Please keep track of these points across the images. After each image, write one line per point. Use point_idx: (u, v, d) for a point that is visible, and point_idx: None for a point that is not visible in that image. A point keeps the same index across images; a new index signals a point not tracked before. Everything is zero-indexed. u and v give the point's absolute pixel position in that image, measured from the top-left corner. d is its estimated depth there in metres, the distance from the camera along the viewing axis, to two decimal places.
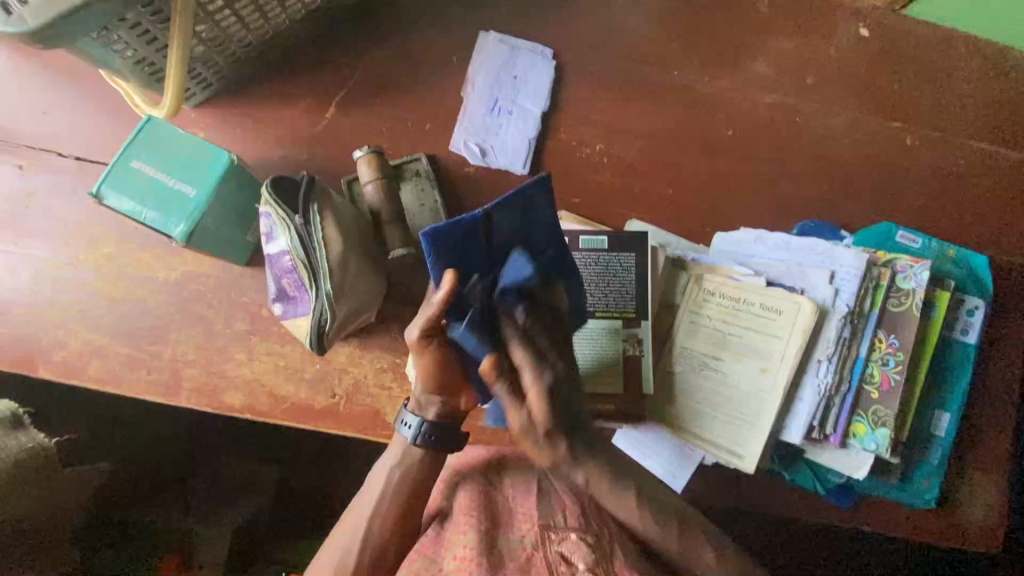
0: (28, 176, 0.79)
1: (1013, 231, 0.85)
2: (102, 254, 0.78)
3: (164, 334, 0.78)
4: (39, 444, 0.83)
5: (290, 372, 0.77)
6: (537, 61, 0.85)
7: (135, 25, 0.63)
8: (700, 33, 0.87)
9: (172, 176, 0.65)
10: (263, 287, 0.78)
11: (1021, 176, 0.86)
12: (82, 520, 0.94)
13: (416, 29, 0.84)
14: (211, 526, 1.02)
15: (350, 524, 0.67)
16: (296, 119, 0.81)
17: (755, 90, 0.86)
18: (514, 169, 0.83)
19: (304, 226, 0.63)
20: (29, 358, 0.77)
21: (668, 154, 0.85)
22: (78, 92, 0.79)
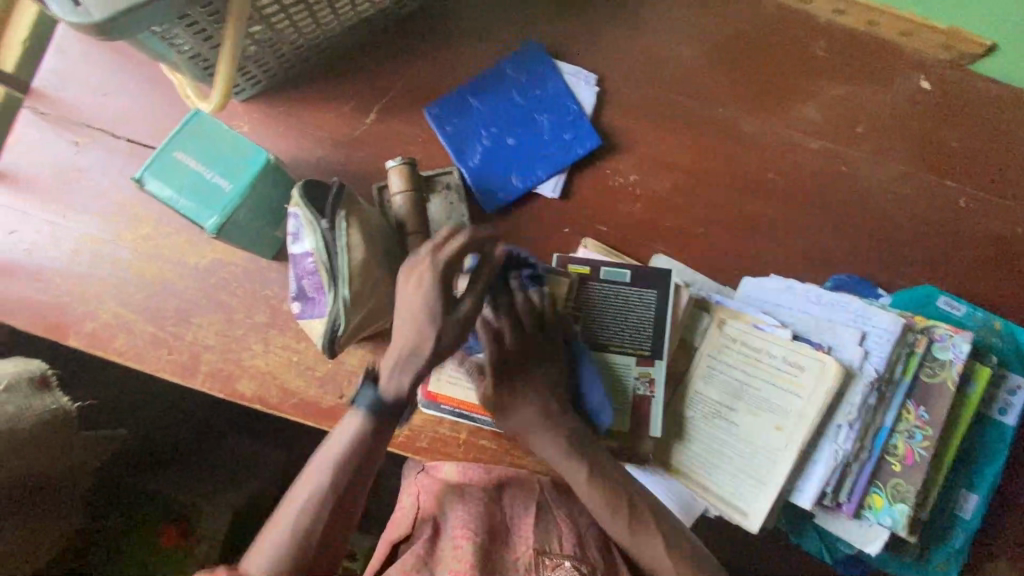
0: (81, 153, 0.83)
1: None
2: (139, 233, 0.81)
3: (187, 318, 0.80)
4: (62, 408, 0.86)
5: (302, 369, 0.79)
6: (579, 86, 0.84)
7: (194, 23, 0.65)
8: (750, 71, 0.85)
9: (210, 169, 0.67)
10: (285, 282, 0.80)
11: None
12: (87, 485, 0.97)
13: (463, 45, 0.85)
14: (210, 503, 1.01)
15: (312, 477, 0.60)
16: (337, 121, 0.83)
17: (802, 136, 0.84)
18: (544, 190, 0.82)
19: (330, 231, 0.65)
20: (60, 326, 0.80)
21: (703, 192, 0.83)
22: (137, 78, 0.83)
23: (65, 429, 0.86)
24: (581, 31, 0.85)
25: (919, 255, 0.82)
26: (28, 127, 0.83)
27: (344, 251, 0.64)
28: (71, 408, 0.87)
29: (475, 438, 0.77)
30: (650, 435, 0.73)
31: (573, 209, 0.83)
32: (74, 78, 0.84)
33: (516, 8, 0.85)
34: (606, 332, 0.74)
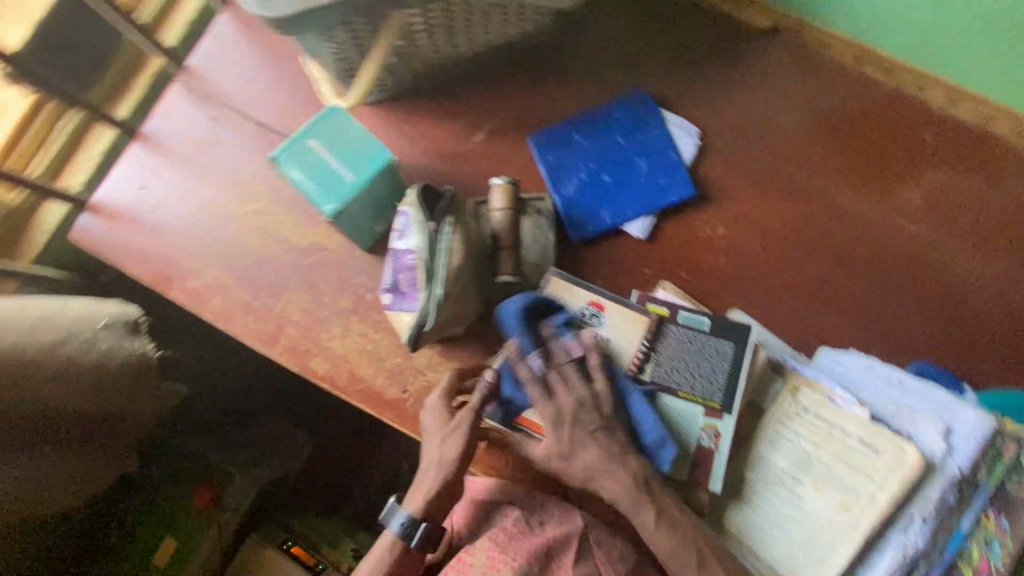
0: (215, 128, 0.91)
1: None
2: (251, 207, 0.88)
3: (279, 291, 0.86)
4: (146, 354, 0.93)
5: (373, 357, 0.84)
6: (682, 135, 0.87)
7: (354, 33, 0.71)
8: (855, 147, 0.85)
9: (338, 160, 0.72)
10: (373, 274, 0.85)
11: None
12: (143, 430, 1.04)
13: (576, 81, 0.88)
14: (244, 473, 1.06)
15: (415, 497, 0.72)
16: (447, 132, 0.87)
17: (899, 219, 0.83)
18: (632, 229, 0.84)
19: (435, 232, 0.68)
20: (167, 279, 0.88)
21: (789, 257, 0.83)
22: (278, 69, 0.91)
23: (144, 372, 0.94)
24: (692, 84, 0.88)
25: (1009, 359, 0.79)
26: (176, 98, 0.92)
27: (445, 254, 0.68)
28: (153, 355, 0.95)
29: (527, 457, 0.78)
30: (708, 489, 0.72)
31: (657, 252, 0.84)
32: (224, 61, 0.92)
33: (632, 55, 0.89)
34: (677, 375, 0.74)
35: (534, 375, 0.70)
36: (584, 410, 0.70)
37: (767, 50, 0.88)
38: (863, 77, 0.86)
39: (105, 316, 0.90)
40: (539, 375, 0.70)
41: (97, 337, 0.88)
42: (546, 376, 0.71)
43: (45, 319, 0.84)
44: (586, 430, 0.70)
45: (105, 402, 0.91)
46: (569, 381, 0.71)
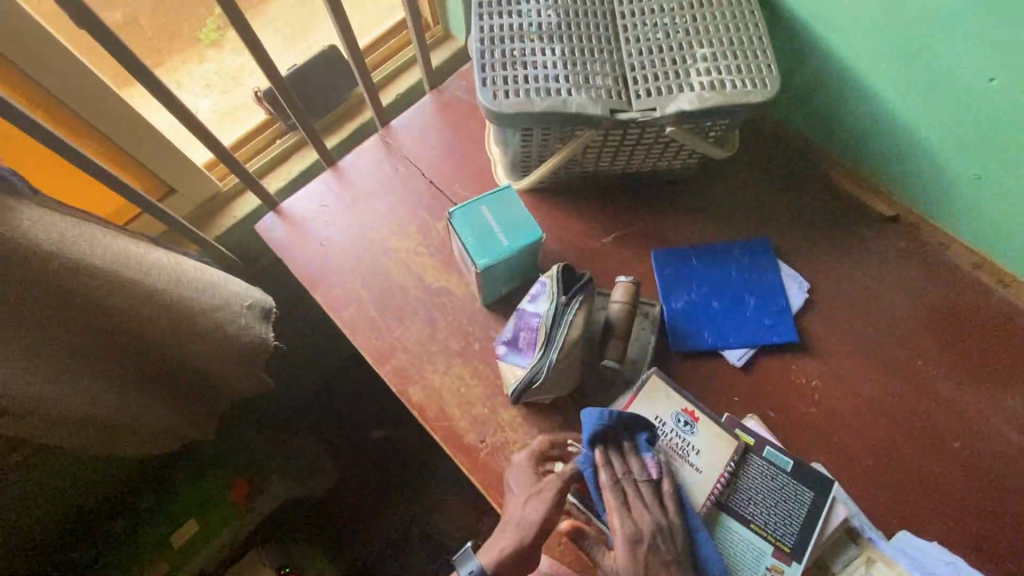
0: (394, 174, 1.09)
1: None
2: (403, 244, 1.03)
3: (403, 320, 0.97)
4: (264, 341, 1.01)
5: (464, 401, 0.91)
6: (792, 286, 0.94)
7: (547, 137, 0.86)
8: (961, 343, 0.89)
9: (500, 226, 0.85)
10: (486, 328, 0.95)
11: None
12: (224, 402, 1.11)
13: (705, 216, 1.00)
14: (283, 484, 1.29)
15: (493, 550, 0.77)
16: (583, 227, 1.00)
17: (997, 423, 0.85)
18: (729, 356, 0.90)
19: (564, 305, 0.78)
20: (316, 283, 1.02)
21: (877, 427, 0.86)
22: (458, 143, 1.10)
23: (255, 357, 1.01)
24: (811, 245, 0.97)
25: None
26: (372, 143, 1.11)
27: (567, 326, 0.77)
28: (268, 344, 1.02)
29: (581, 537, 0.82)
30: None
31: (749, 384, 0.89)
32: (417, 125, 1.12)
33: (759, 207, 1.00)
34: (753, 508, 0.77)
35: (611, 485, 0.75)
36: (655, 536, 0.73)
37: (887, 234, 0.96)
38: (979, 282, 0.92)
39: (251, 298, 1.00)
40: (615, 486, 0.75)
41: (239, 313, 0.97)
42: (622, 490, 0.75)
43: (213, 281, 0.94)
44: (661, 559, 0.72)
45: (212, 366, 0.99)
46: (637, 504, 0.74)
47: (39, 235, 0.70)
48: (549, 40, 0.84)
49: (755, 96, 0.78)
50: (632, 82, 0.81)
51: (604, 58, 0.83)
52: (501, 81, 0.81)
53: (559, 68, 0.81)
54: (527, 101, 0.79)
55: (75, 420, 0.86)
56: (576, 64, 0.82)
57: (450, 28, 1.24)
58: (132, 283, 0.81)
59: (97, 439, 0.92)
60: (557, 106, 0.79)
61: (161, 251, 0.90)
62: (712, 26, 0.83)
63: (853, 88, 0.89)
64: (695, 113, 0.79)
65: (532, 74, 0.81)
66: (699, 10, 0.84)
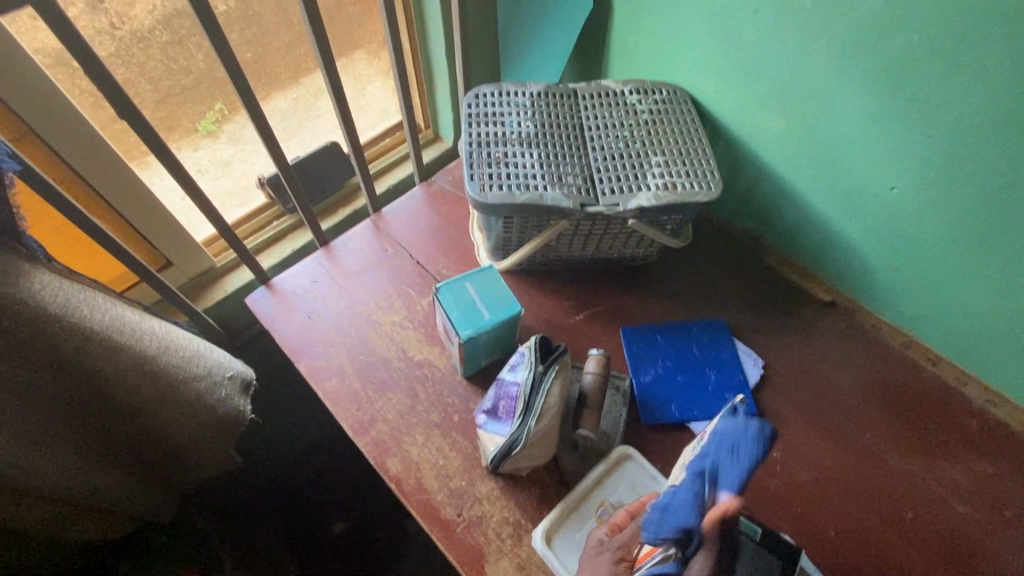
0: (384, 255, 1.17)
1: None
2: (389, 318, 1.09)
3: (384, 391, 1.01)
4: (242, 414, 1.02)
5: (441, 473, 0.92)
6: (748, 363, 1.03)
7: (525, 223, 0.97)
8: (901, 415, 0.98)
9: (483, 302, 0.93)
10: (466, 400, 0.99)
11: None
12: (192, 478, 1.08)
13: (666, 299, 1.11)
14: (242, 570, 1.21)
15: None
16: (557, 306, 1.09)
17: (944, 493, 0.91)
18: (694, 427, 0.96)
19: (540, 374, 0.84)
20: (300, 354, 1.06)
21: (834, 497, 0.91)
22: (445, 229, 1.20)
23: (232, 429, 1.01)
24: (762, 325, 1.08)
25: None
26: (365, 228, 1.21)
27: (544, 393, 0.82)
28: (246, 417, 1.03)
29: None
30: None
31: None
32: (408, 212, 1.23)
33: (714, 291, 1.12)
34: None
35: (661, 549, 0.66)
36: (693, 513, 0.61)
37: (827, 317, 1.08)
38: (911, 360, 1.02)
39: (233, 369, 1.03)
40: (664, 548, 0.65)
41: (220, 383, 0.99)
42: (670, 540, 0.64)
43: (199, 351, 0.97)
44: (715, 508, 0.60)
45: (185, 439, 0.98)
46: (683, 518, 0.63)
47: (47, 300, 0.74)
48: (527, 145, 0.98)
49: (702, 194, 0.92)
50: (599, 181, 0.95)
51: (574, 162, 0.97)
52: (487, 177, 0.93)
53: (536, 167, 0.95)
54: (509, 194, 0.91)
55: (32, 494, 0.82)
56: (551, 165, 0.95)
57: (440, 131, 1.40)
58: (118, 348, 0.83)
59: (50, 519, 0.88)
60: (535, 199, 0.91)
61: (152, 320, 0.93)
62: (664, 140, 0.99)
63: (784, 193, 1.05)
64: (653, 208, 0.92)
65: (513, 172, 0.94)
66: (653, 126, 1.01)
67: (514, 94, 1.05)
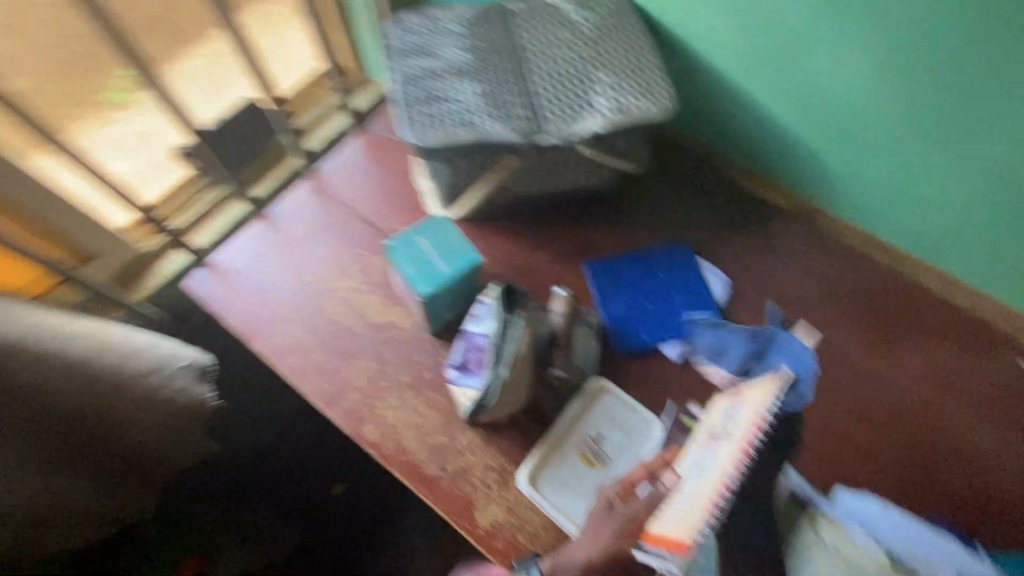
0: (328, 218, 1.09)
1: None
2: (344, 283, 1.03)
3: (348, 359, 0.97)
4: (206, 403, 0.94)
5: (420, 432, 0.91)
6: (714, 281, 1.02)
7: (470, 163, 0.90)
8: (863, 312, 1.00)
9: (437, 254, 0.87)
10: (437, 357, 0.96)
11: None
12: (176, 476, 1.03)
13: (628, 226, 1.08)
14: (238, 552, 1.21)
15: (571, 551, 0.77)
16: (519, 249, 1.04)
17: (905, 381, 0.94)
18: (667, 351, 0.96)
19: (507, 322, 0.81)
20: (255, 333, 1.01)
21: (804, 399, 0.94)
22: (389, 180, 1.12)
23: (200, 420, 0.95)
24: (725, 241, 1.06)
25: (1013, 526, 0.85)
26: (303, 191, 1.12)
27: (513, 340, 0.79)
28: (210, 405, 0.95)
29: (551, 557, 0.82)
30: None
31: (688, 376, 0.95)
32: (347, 168, 1.14)
33: (675, 212, 1.09)
34: None
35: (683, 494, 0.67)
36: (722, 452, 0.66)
37: (787, 226, 1.07)
38: (870, 257, 1.03)
39: (188, 358, 0.94)
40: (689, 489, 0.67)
41: (172, 376, 0.91)
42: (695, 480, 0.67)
43: (140, 347, 0.89)
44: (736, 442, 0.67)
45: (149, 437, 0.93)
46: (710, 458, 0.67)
47: None
48: (463, 76, 0.89)
49: (653, 111, 0.85)
50: (544, 108, 0.88)
51: (516, 89, 0.89)
52: (424, 117, 0.85)
53: (475, 100, 0.87)
54: (448, 133, 0.84)
55: None
56: (491, 96, 0.88)
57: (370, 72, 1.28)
58: (32, 355, 0.77)
59: (17, 530, 0.88)
60: (477, 136, 0.84)
61: (79, 320, 0.86)
62: (610, 55, 0.92)
63: (738, 100, 1.00)
64: (604, 132, 0.85)
65: (450, 108, 0.86)
66: (596, 41, 0.93)
67: (443, 19, 0.95)
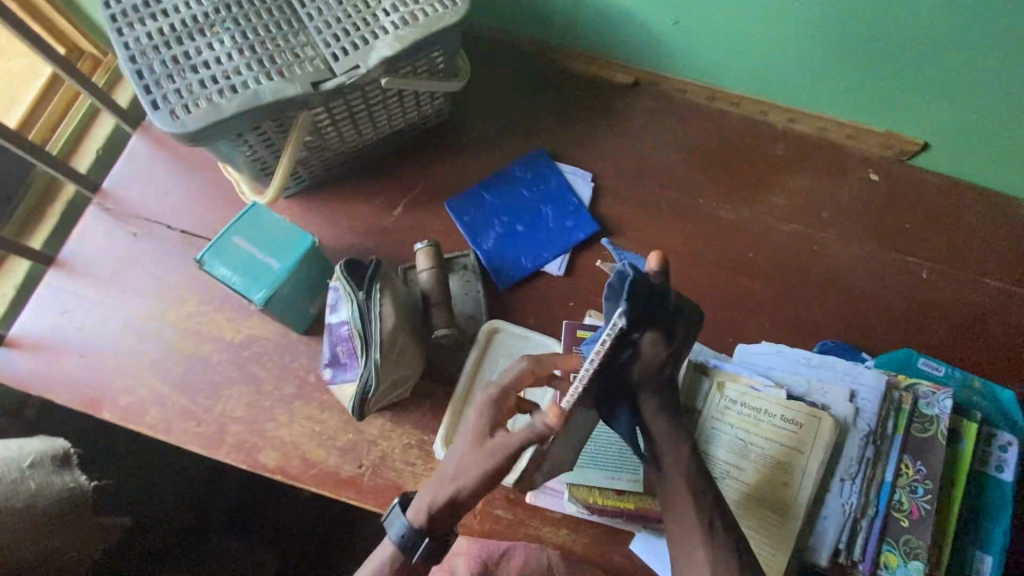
0: (136, 242, 0.92)
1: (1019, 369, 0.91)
2: (183, 311, 0.89)
3: (218, 392, 0.86)
4: (78, 486, 0.85)
5: (323, 438, 0.84)
6: (578, 182, 0.97)
7: (262, 132, 0.76)
8: (724, 168, 0.99)
9: (263, 251, 0.75)
10: (315, 355, 0.86)
11: None
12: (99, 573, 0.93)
13: (477, 149, 0.98)
14: None
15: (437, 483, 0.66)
16: (368, 210, 0.94)
17: (774, 222, 0.97)
18: (550, 269, 0.92)
19: (365, 301, 0.73)
20: (96, 401, 0.86)
21: (690, 271, 0.95)
22: (193, 176, 0.94)
23: (80, 508, 0.85)
24: (578, 136, 1.00)
25: (882, 321, 0.93)
26: (92, 220, 0.93)
27: (378, 319, 0.72)
28: (87, 486, 0.87)
29: (492, 507, 0.81)
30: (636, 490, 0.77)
31: (577, 286, 0.92)
32: (137, 178, 0.94)
33: (521, 119, 1.00)
34: None
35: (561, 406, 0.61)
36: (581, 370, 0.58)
37: (634, 101, 1.02)
38: (718, 110, 1.01)
39: (32, 453, 0.84)
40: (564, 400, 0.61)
41: (23, 477, 0.81)
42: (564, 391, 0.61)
43: None
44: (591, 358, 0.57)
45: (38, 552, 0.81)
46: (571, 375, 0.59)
47: None
48: (211, 28, 0.71)
49: (449, 15, 0.74)
50: (323, 43, 0.73)
51: (280, 28, 0.73)
52: (177, 98, 0.69)
53: (235, 55, 0.71)
54: (214, 107, 0.69)
55: None
56: (252, 45, 0.71)
57: None
58: None
59: None
60: (251, 101, 0.69)
61: None
62: None
63: None
64: (400, 55, 0.73)
65: (207, 74, 0.70)
66: None
67: None
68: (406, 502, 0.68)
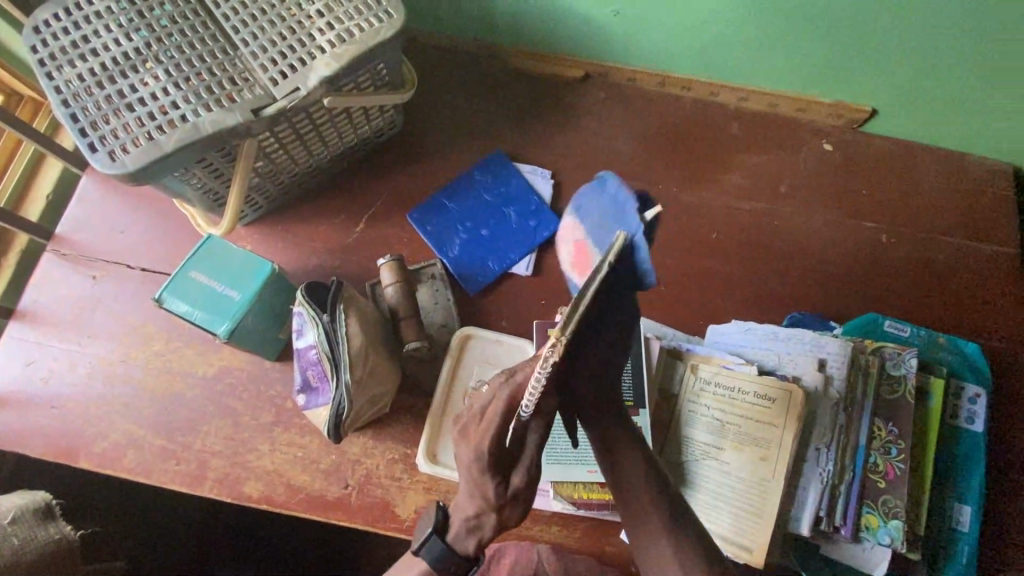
0: (98, 284, 0.90)
1: (982, 321, 0.93)
2: (151, 350, 0.88)
3: (195, 428, 0.85)
4: (65, 537, 0.82)
5: (307, 463, 0.83)
6: (538, 180, 0.98)
7: (208, 163, 0.75)
8: (681, 152, 1.00)
9: (221, 282, 0.75)
10: (291, 381, 0.86)
11: (985, 268, 0.95)
12: None
13: (435, 157, 0.98)
14: None
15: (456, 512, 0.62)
16: (330, 229, 0.93)
17: (735, 200, 0.98)
18: (518, 270, 0.93)
19: (331, 323, 0.73)
20: (72, 450, 0.84)
21: (657, 257, 0.96)
22: (148, 212, 0.93)
23: (72, 559, 0.82)
24: (535, 134, 1.00)
25: (848, 287, 0.95)
26: (48, 267, 0.91)
27: (344, 341, 0.72)
28: (74, 535, 0.83)
29: None
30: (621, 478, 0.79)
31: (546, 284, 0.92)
32: (92, 220, 0.93)
33: (477, 122, 1.00)
34: None
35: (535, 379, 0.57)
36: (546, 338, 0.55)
37: (587, 94, 1.02)
38: (670, 95, 1.02)
39: (12, 509, 0.80)
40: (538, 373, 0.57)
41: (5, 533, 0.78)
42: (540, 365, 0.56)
43: None
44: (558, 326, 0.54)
45: None
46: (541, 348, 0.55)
47: None
48: (141, 62, 0.70)
49: (384, 27, 0.73)
50: (259, 68, 0.72)
51: (215, 56, 0.72)
52: (116, 138, 0.68)
53: (169, 89, 0.69)
54: (154, 144, 0.68)
55: None
56: (187, 77, 0.70)
57: None
58: None
59: None
60: (189, 133, 0.68)
61: None
62: None
63: None
64: (339, 73, 0.72)
65: (142, 111, 0.68)
66: None
67: None
68: (440, 530, 0.64)
